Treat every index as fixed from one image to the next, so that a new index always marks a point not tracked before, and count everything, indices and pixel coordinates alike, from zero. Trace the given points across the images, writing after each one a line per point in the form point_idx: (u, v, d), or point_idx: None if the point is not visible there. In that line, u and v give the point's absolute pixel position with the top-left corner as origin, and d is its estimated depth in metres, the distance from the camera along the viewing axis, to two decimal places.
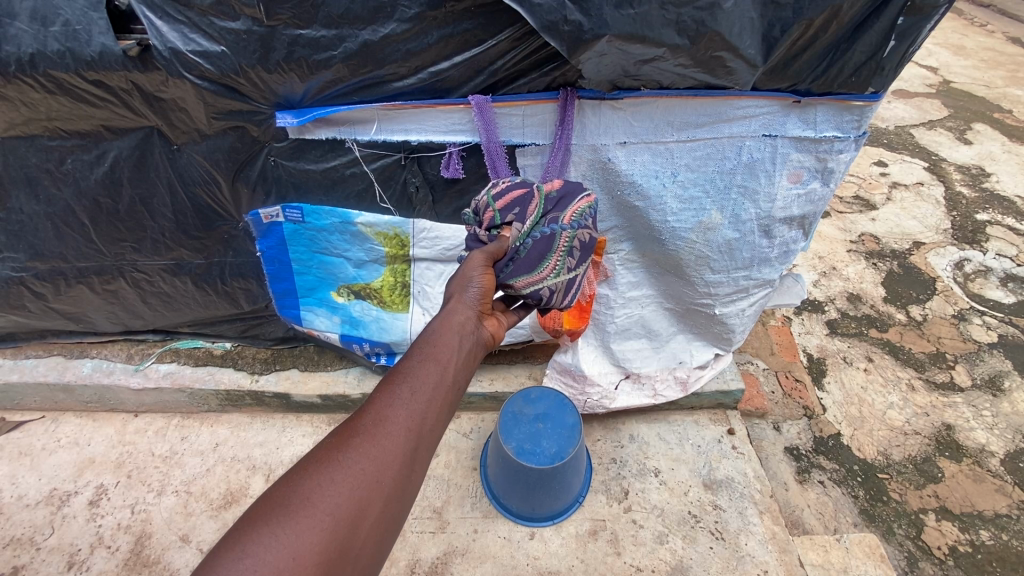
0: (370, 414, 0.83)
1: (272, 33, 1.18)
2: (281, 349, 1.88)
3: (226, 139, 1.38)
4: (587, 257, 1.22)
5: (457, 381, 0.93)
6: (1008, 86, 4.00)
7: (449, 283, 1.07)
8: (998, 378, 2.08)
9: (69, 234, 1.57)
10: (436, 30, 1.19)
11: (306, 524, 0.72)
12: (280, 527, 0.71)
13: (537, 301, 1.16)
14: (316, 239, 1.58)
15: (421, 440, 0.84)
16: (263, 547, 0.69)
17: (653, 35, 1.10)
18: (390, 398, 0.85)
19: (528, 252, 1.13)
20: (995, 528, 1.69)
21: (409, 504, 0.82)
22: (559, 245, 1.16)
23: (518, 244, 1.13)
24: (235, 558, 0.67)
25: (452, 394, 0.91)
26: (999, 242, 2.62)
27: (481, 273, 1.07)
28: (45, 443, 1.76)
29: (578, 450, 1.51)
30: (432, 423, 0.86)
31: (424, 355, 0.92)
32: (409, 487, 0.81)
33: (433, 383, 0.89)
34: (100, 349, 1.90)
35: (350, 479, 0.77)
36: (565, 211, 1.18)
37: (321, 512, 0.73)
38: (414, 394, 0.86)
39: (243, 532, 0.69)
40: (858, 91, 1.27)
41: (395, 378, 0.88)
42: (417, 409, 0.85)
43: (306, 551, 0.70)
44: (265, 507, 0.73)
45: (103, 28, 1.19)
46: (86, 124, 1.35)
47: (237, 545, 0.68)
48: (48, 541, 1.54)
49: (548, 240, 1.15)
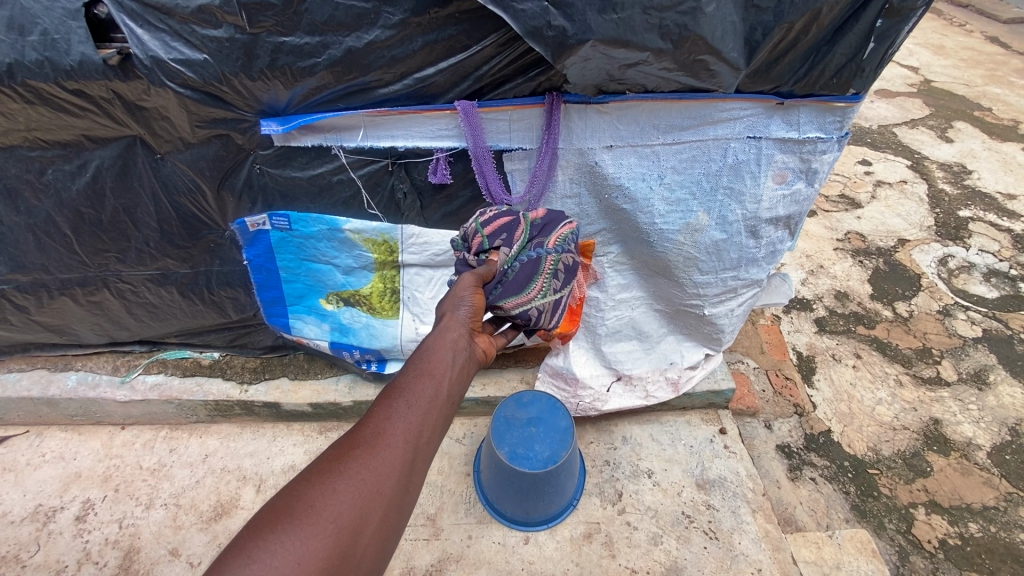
0: (370, 426, 0.83)
1: (255, 41, 1.18)
2: (271, 357, 1.86)
3: (211, 148, 1.37)
4: (571, 281, 1.24)
5: (452, 396, 0.93)
6: (988, 84, 4.06)
7: (440, 302, 1.08)
8: (983, 372, 2.11)
9: (51, 245, 1.55)
10: (421, 36, 1.19)
11: (311, 531, 0.71)
12: (286, 534, 0.70)
13: (526, 321, 1.15)
14: (304, 246, 1.57)
15: (419, 452, 0.84)
16: (268, 553, 0.68)
17: (636, 40, 1.10)
18: (389, 410, 0.86)
19: (516, 274, 1.14)
20: (983, 519, 1.71)
21: (408, 514, 0.81)
22: (545, 268, 1.18)
23: (505, 267, 1.15)
24: (242, 563, 0.66)
25: (448, 407, 0.91)
26: (982, 238, 2.66)
27: (472, 292, 1.08)
28: (30, 458, 1.73)
29: (571, 453, 1.52)
30: (429, 435, 0.86)
31: (421, 369, 0.93)
32: (407, 497, 0.81)
33: (430, 395, 0.89)
34: (85, 361, 1.87)
35: (353, 487, 0.77)
36: (550, 236, 1.22)
37: (325, 520, 0.73)
38: (412, 407, 0.87)
39: (249, 537, 0.69)
40: (840, 93, 1.29)
41: (393, 392, 0.89)
42: (415, 422, 0.85)
43: (310, 557, 0.69)
44: (269, 516, 0.72)
45: (83, 37, 1.17)
46: (67, 133, 1.33)
47: (244, 551, 0.67)
48: (35, 558, 1.52)
49: (534, 263, 1.17)
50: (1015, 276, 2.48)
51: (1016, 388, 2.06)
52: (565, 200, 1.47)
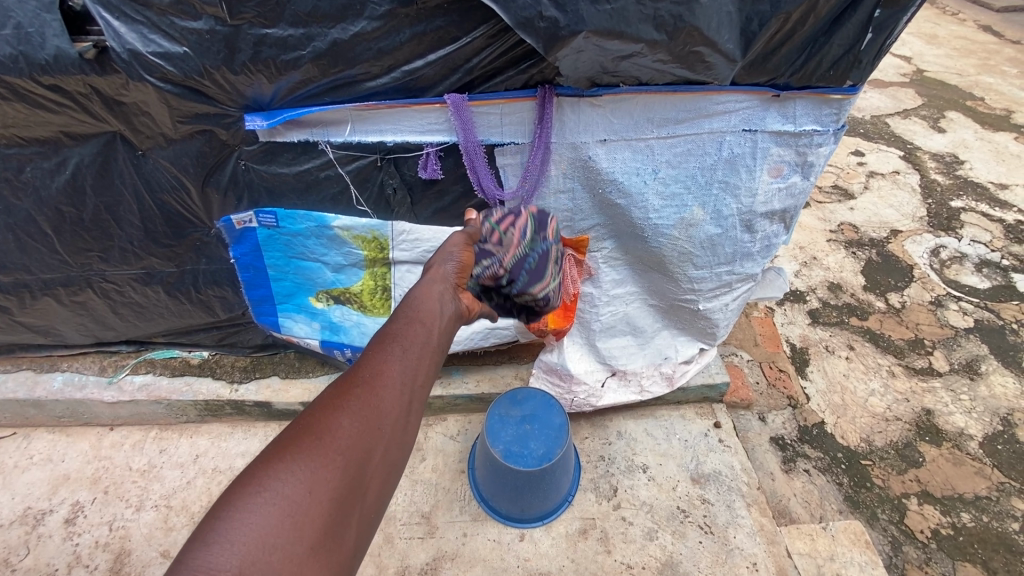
0: (370, 364, 0.81)
1: (237, 33, 1.14)
2: (261, 356, 1.83)
3: (194, 143, 1.34)
4: (545, 265, 1.30)
5: (447, 339, 0.92)
6: (980, 73, 4.06)
7: (431, 255, 1.08)
8: (975, 362, 2.11)
9: (33, 245, 1.51)
10: (408, 28, 1.15)
11: (320, 462, 0.69)
12: (295, 464, 0.68)
13: (491, 277, 1.24)
14: (292, 244, 1.54)
15: (420, 389, 0.83)
16: (279, 484, 0.66)
17: (630, 31, 1.08)
18: (387, 350, 0.83)
19: (496, 233, 1.23)
20: (975, 509, 1.72)
21: (411, 449, 0.80)
22: (523, 239, 1.26)
23: (488, 228, 1.24)
24: (253, 493, 0.65)
25: (443, 349, 0.90)
26: (973, 228, 2.66)
27: (461, 249, 1.09)
28: (18, 461, 1.70)
29: (566, 450, 1.50)
30: (429, 374, 0.85)
31: (416, 313, 0.91)
32: (409, 433, 0.80)
33: (425, 339, 0.88)
34: (71, 362, 1.83)
35: (358, 421, 0.75)
36: (537, 219, 1.30)
37: (333, 451, 0.71)
38: (410, 348, 0.85)
39: (258, 470, 0.67)
40: (836, 85, 1.27)
41: (389, 333, 0.87)
42: (414, 362, 0.84)
43: (320, 488, 0.68)
44: (276, 448, 0.70)
45: (58, 30, 1.13)
46: (45, 130, 1.29)
47: (253, 483, 0.66)
48: (24, 562, 1.49)
49: (513, 229, 1.25)
50: (1006, 266, 2.49)
51: (1008, 377, 2.07)
52: (558, 196, 1.44)
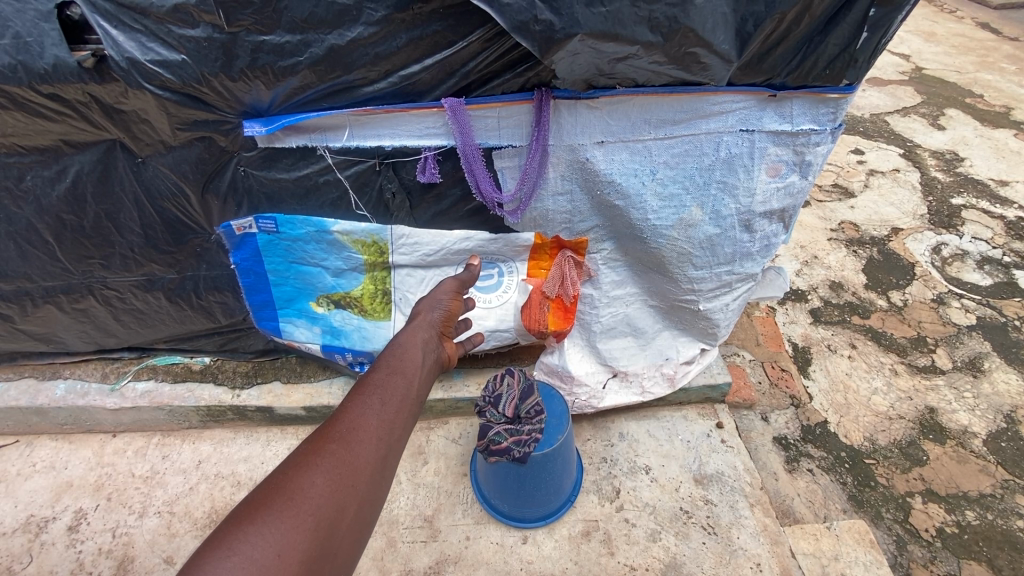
0: (344, 421, 0.87)
1: (234, 40, 1.15)
2: (263, 360, 1.83)
3: (193, 150, 1.35)
4: (509, 438, 1.40)
5: (421, 393, 0.99)
6: (979, 70, 4.06)
7: (416, 303, 1.22)
8: (978, 359, 2.11)
9: (34, 253, 1.52)
10: (404, 33, 1.16)
11: (292, 523, 0.73)
12: (266, 525, 0.72)
13: (469, 348, 1.27)
14: (292, 249, 1.54)
15: (391, 447, 0.88)
16: (249, 545, 0.69)
17: (625, 33, 1.08)
18: (361, 407, 0.90)
19: (503, 406, 1.42)
20: (980, 507, 1.71)
21: (381, 507, 0.84)
22: (508, 411, 1.42)
23: (508, 380, 1.44)
24: (222, 555, 0.68)
25: (417, 403, 0.97)
26: (975, 225, 2.66)
27: (447, 299, 1.22)
28: (21, 469, 1.71)
29: (567, 437, 1.48)
30: (400, 431, 0.91)
31: (391, 369, 0.99)
32: (380, 491, 0.84)
33: (401, 396, 0.95)
34: (73, 369, 1.83)
35: (331, 479, 0.79)
36: (529, 445, 1.41)
37: (304, 512, 0.74)
38: (384, 404, 0.92)
39: (230, 531, 0.70)
40: (833, 84, 1.27)
41: (364, 390, 0.94)
42: (387, 418, 0.90)
43: (291, 549, 0.71)
44: (248, 509, 0.73)
45: (56, 39, 1.14)
46: (44, 139, 1.30)
47: (224, 544, 0.69)
48: (28, 569, 1.50)
49: (509, 411, 1.42)
50: (1008, 263, 2.48)
51: (1011, 374, 2.06)
52: (556, 197, 1.45)
